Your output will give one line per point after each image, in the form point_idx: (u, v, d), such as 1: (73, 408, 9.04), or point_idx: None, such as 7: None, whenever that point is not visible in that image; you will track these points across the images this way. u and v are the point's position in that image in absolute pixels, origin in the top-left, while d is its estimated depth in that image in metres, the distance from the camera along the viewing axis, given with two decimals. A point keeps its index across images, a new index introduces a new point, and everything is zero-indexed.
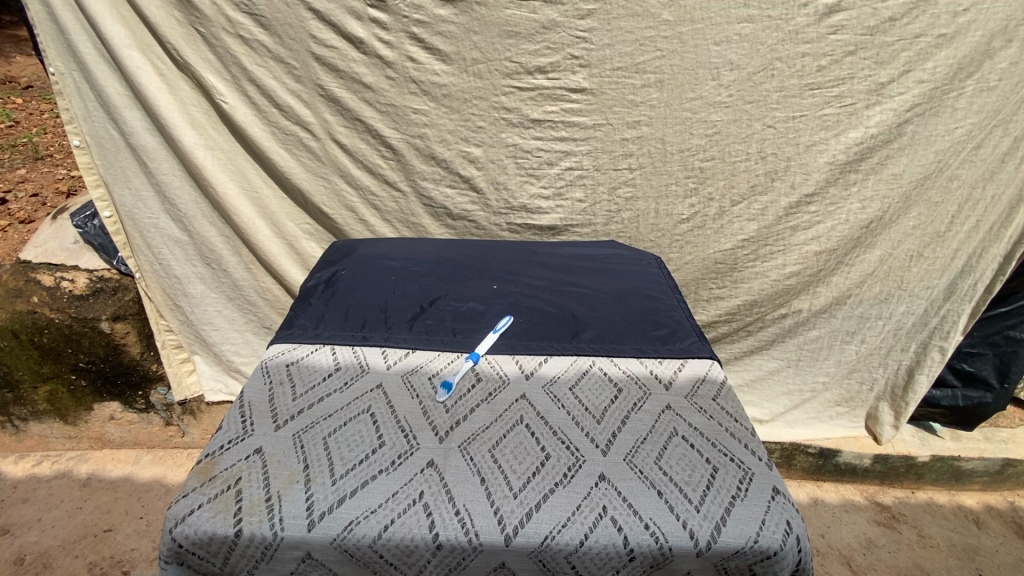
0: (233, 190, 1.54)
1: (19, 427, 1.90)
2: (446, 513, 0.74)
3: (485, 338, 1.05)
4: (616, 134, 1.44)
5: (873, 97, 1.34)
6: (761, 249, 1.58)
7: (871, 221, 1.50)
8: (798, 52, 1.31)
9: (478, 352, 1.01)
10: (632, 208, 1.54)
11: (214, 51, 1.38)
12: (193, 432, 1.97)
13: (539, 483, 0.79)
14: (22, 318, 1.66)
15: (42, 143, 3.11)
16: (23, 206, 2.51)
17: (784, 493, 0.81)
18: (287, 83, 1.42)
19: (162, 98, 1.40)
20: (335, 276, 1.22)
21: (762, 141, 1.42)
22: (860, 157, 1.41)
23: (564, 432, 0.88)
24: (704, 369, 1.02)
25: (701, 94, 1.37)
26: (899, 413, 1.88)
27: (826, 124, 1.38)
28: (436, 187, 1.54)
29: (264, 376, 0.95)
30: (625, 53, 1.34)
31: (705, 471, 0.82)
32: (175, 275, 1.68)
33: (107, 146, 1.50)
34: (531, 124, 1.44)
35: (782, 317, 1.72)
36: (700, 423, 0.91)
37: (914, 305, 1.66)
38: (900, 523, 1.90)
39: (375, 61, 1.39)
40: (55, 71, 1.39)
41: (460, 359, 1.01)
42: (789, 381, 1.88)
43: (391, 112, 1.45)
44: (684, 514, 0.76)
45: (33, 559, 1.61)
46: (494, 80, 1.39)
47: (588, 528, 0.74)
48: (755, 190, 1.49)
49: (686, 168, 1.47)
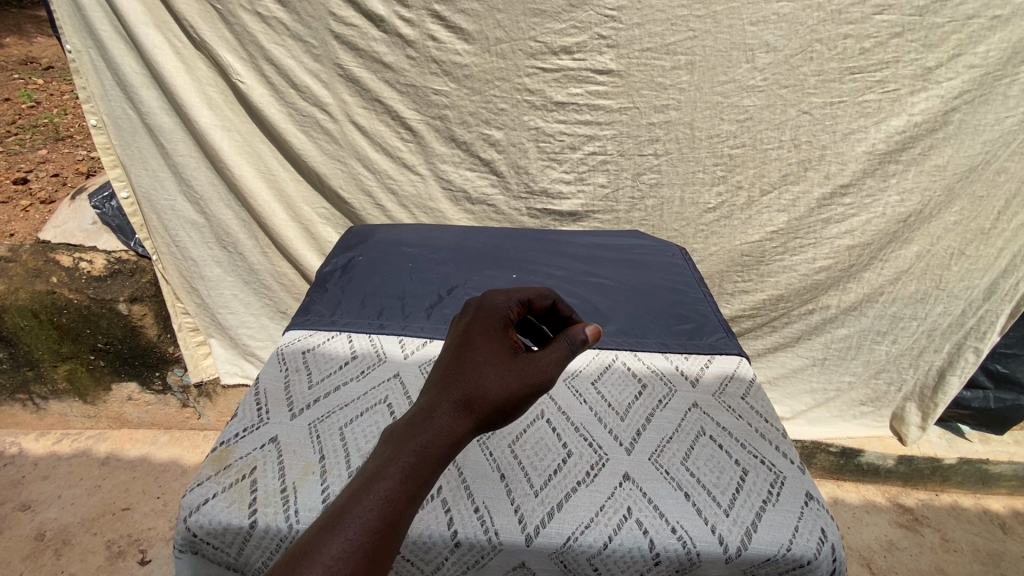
0: (249, 172, 1.52)
1: (39, 405, 1.93)
2: (465, 510, 0.72)
3: None
4: (643, 118, 1.39)
5: (918, 83, 1.27)
6: (790, 242, 1.52)
7: (909, 215, 1.43)
8: (839, 34, 1.24)
9: None
10: (656, 195, 1.49)
11: (231, 28, 1.35)
12: (209, 414, 1.98)
13: (561, 482, 0.76)
14: (41, 298, 1.66)
15: (62, 123, 3.12)
16: (45, 187, 2.53)
17: (818, 499, 0.77)
18: (305, 63, 1.39)
19: (179, 77, 1.38)
20: (352, 261, 1.20)
21: (796, 128, 1.35)
22: (901, 146, 1.34)
23: (586, 428, 0.84)
24: (733, 366, 0.98)
25: (733, 77, 1.31)
26: (927, 413, 1.82)
27: (866, 111, 1.31)
28: (456, 171, 1.51)
29: (279, 364, 0.93)
30: (655, 34, 1.28)
31: (733, 474, 0.78)
32: (191, 258, 1.67)
33: (124, 126, 1.48)
34: (554, 107, 1.39)
35: (809, 312, 1.66)
36: (728, 422, 0.87)
37: (950, 304, 1.59)
38: (923, 526, 1.85)
39: (395, 40, 1.34)
40: (72, 49, 1.37)
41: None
42: (814, 378, 1.82)
43: (411, 93, 1.41)
44: (712, 518, 0.72)
45: (53, 535, 1.63)
46: (518, 60, 1.34)
47: (612, 529, 0.71)
48: (787, 179, 1.43)
49: (715, 155, 1.41)
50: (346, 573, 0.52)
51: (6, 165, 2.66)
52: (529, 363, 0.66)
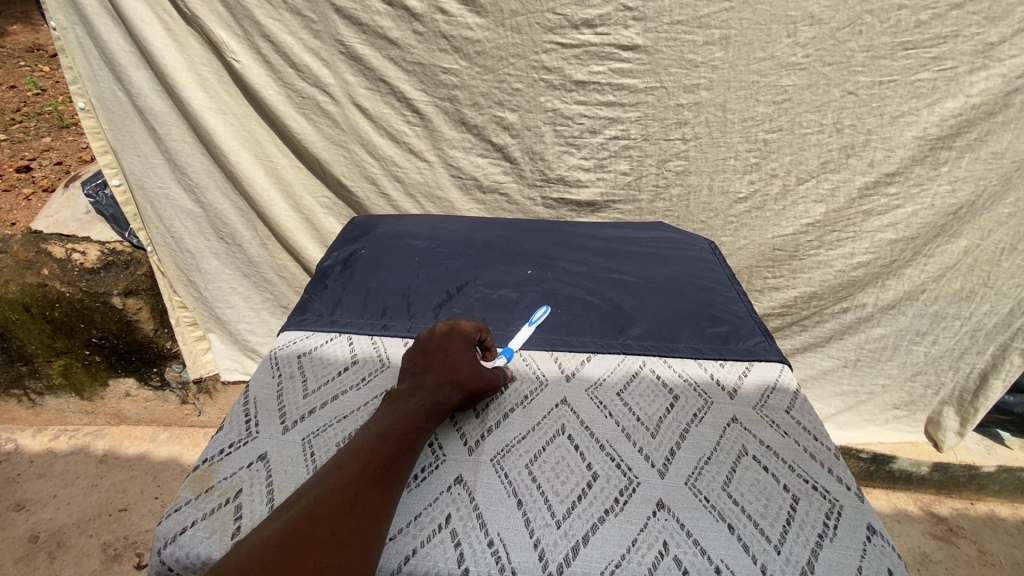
0: (246, 159, 1.43)
1: (35, 401, 1.87)
2: (478, 544, 0.63)
3: (520, 332, 0.93)
4: (671, 98, 1.27)
5: (979, 60, 1.14)
6: (826, 235, 1.41)
7: (960, 206, 1.31)
8: (893, 4, 1.11)
9: (512, 347, 0.90)
10: (682, 183, 1.38)
11: (224, 2, 1.25)
12: (209, 411, 1.92)
13: (587, 510, 0.67)
14: (32, 291, 1.59)
15: (66, 110, 3.04)
16: (46, 175, 2.47)
17: (882, 533, 0.67)
18: (304, 39, 1.28)
19: (169, 55, 1.29)
20: (354, 255, 1.11)
21: (839, 110, 1.24)
22: (956, 131, 1.22)
23: (613, 446, 0.75)
24: (774, 375, 0.88)
25: (772, 54, 1.19)
26: (966, 420, 1.70)
27: (917, 91, 1.19)
28: (466, 157, 1.41)
29: (272, 369, 0.85)
30: (686, 5, 1.17)
31: (782, 502, 0.69)
32: (188, 249, 1.59)
33: (113, 109, 1.39)
34: (574, 87, 1.28)
35: (844, 311, 1.55)
36: (772, 440, 0.77)
37: (998, 303, 1.47)
38: (958, 537, 1.75)
39: (401, 14, 1.24)
40: (56, 25, 1.28)
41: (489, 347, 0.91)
42: (845, 381, 1.72)
43: (419, 72, 1.31)
44: (761, 556, 0.63)
45: (48, 537, 1.57)
46: (534, 35, 1.23)
47: (647, 568, 0.61)
48: (826, 166, 1.31)
49: (748, 140, 1.30)
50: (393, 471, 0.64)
51: (9, 153, 2.60)
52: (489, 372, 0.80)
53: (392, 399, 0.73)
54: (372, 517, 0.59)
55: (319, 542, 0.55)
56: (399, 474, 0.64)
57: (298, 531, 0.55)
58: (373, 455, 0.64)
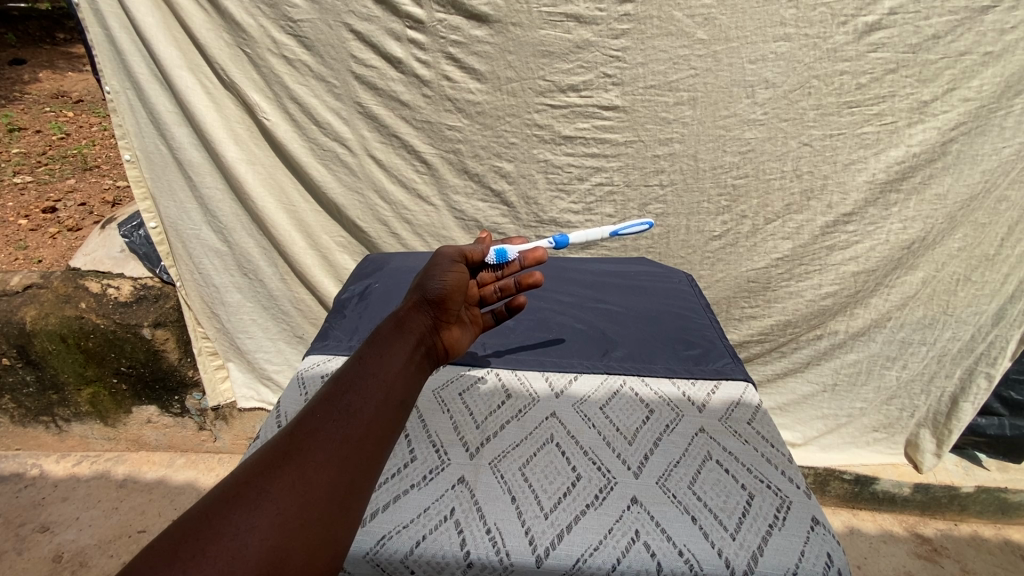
0: (271, 204, 1.59)
1: (62, 427, 1.99)
2: (478, 532, 0.74)
3: (590, 233, 1.07)
4: (648, 150, 1.44)
5: (915, 115, 1.31)
6: (795, 268, 1.55)
7: (913, 242, 1.45)
8: (835, 70, 1.29)
9: (565, 237, 1.07)
10: (662, 224, 1.54)
11: (259, 70, 1.44)
12: (224, 437, 2.02)
13: (570, 505, 0.78)
14: (70, 322, 1.73)
15: (91, 154, 3.25)
16: (71, 215, 2.63)
17: (824, 524, 0.76)
18: (326, 101, 1.47)
19: (208, 115, 1.47)
20: (369, 288, 1.25)
21: (797, 159, 1.40)
22: (902, 176, 1.38)
23: (595, 452, 0.87)
24: (739, 393, 0.99)
25: (735, 112, 1.37)
26: (942, 441, 1.80)
27: (864, 142, 1.36)
28: (468, 202, 1.57)
29: (299, 387, 0.98)
30: (659, 72, 1.35)
31: (739, 499, 0.79)
32: (213, 284, 1.74)
33: (155, 160, 1.57)
34: (563, 141, 1.45)
35: (817, 338, 1.68)
36: (734, 447, 0.88)
37: (959, 329, 1.58)
38: (942, 557, 1.81)
39: (412, 80, 1.43)
40: (111, 89, 1.47)
41: (545, 246, 1.05)
42: (825, 405, 1.82)
43: (426, 129, 1.49)
44: (718, 541, 0.73)
45: (71, 557, 1.66)
46: (528, 98, 1.41)
47: (620, 552, 0.72)
48: (790, 208, 1.47)
49: (719, 185, 1.46)
50: (338, 425, 0.61)
51: (36, 195, 2.78)
52: (439, 274, 0.89)
53: (365, 354, 0.73)
54: (309, 468, 0.56)
55: (246, 499, 0.52)
56: (342, 423, 0.62)
57: (228, 494, 0.52)
58: (335, 408, 0.63)
